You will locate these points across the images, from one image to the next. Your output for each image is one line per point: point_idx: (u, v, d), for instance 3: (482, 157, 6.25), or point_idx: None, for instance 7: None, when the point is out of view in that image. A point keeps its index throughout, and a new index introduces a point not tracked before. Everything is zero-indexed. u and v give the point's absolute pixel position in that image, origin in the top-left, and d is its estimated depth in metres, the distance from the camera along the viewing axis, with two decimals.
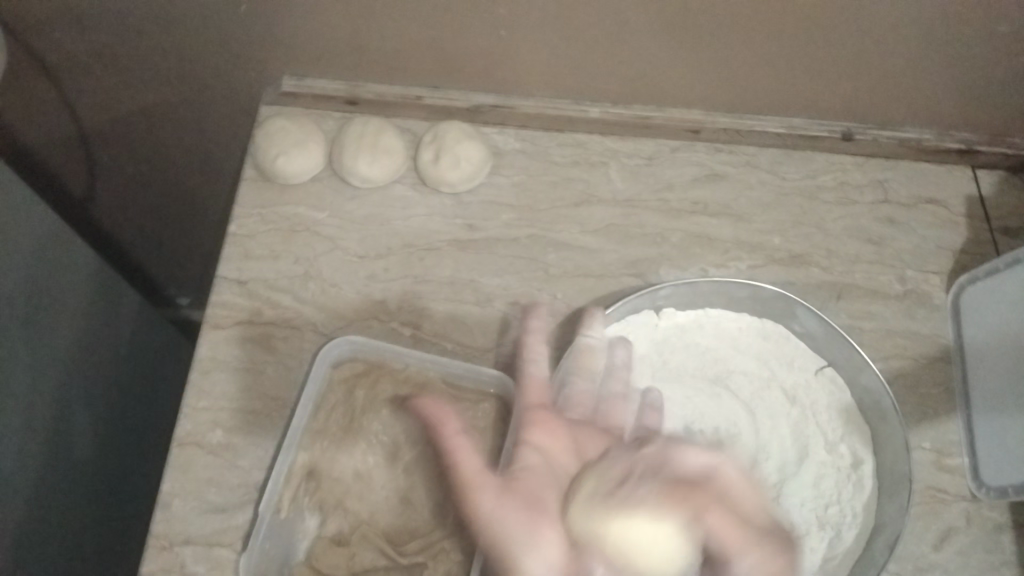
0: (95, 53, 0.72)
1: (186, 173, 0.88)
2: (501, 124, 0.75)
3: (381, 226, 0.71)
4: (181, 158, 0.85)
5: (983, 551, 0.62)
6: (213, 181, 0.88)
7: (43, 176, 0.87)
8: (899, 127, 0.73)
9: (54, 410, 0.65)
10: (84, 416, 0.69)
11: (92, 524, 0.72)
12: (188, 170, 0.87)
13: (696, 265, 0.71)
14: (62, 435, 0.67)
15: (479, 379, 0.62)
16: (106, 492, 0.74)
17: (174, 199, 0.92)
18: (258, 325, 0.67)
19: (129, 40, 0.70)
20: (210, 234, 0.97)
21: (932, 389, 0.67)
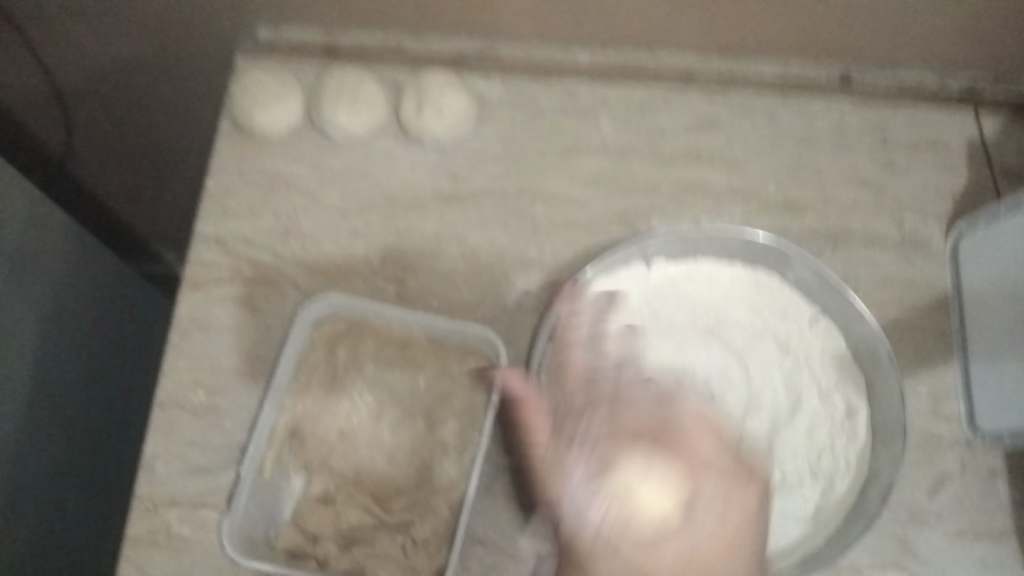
0: (65, 7, 0.70)
1: (166, 130, 0.85)
2: (487, 73, 0.73)
3: (363, 179, 0.69)
4: (160, 114, 0.83)
5: (979, 498, 0.61)
6: (194, 137, 0.86)
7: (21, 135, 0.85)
8: (896, 68, 0.72)
9: (34, 380, 0.63)
10: (62, 385, 0.67)
11: (77, 492, 0.70)
12: (168, 127, 0.85)
13: (687, 214, 0.69)
14: (42, 404, 0.65)
15: (463, 335, 0.61)
16: (92, 458, 0.73)
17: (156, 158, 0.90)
18: (239, 283, 0.65)
19: None
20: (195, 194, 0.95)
21: (929, 336, 0.66)
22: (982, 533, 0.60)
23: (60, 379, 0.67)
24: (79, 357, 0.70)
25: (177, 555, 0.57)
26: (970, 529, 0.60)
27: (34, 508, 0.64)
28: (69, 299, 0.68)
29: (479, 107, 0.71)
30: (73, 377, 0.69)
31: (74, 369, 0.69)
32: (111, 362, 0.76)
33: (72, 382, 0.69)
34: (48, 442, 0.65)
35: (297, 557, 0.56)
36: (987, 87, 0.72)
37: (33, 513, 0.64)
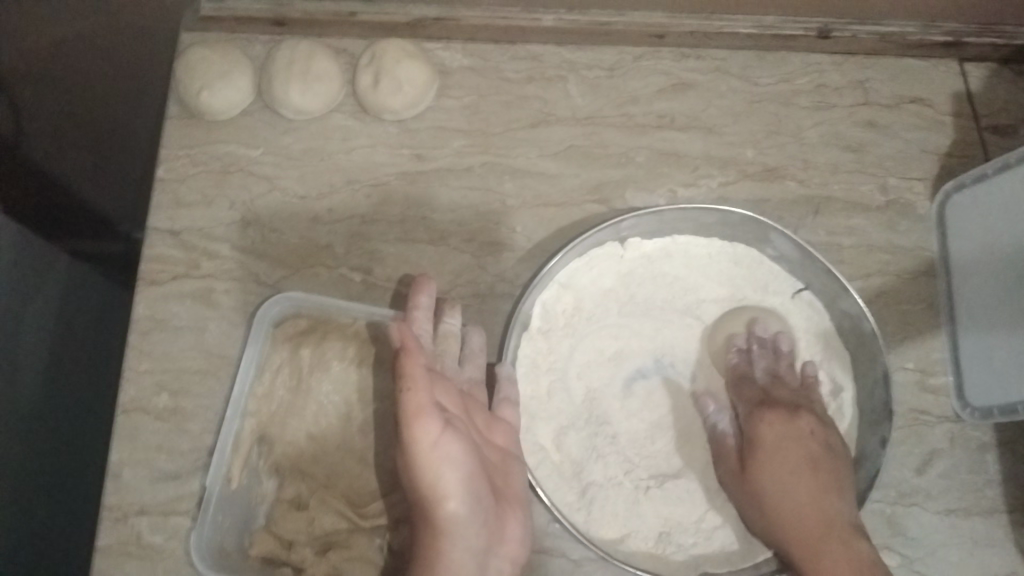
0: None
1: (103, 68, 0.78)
2: (447, 39, 0.69)
3: (321, 161, 0.65)
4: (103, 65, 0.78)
5: (967, 471, 0.60)
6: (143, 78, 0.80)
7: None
8: (880, 21, 0.67)
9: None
10: (13, 400, 0.64)
11: (40, 501, 0.68)
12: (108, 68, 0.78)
13: (664, 185, 0.65)
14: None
15: (438, 317, 0.58)
16: (55, 462, 0.70)
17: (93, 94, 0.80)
18: (196, 278, 0.62)
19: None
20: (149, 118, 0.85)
21: (915, 306, 0.64)
22: (969, 507, 0.59)
23: (8, 394, 0.64)
24: (30, 364, 0.66)
25: (151, 565, 0.56)
26: (958, 504, 0.59)
27: None
28: (17, 309, 0.64)
29: (440, 78, 0.67)
30: (25, 390, 0.66)
31: (24, 381, 0.66)
32: (69, 363, 0.72)
33: (24, 394, 0.66)
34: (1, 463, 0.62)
35: (272, 563, 0.54)
36: (972, 40, 0.67)
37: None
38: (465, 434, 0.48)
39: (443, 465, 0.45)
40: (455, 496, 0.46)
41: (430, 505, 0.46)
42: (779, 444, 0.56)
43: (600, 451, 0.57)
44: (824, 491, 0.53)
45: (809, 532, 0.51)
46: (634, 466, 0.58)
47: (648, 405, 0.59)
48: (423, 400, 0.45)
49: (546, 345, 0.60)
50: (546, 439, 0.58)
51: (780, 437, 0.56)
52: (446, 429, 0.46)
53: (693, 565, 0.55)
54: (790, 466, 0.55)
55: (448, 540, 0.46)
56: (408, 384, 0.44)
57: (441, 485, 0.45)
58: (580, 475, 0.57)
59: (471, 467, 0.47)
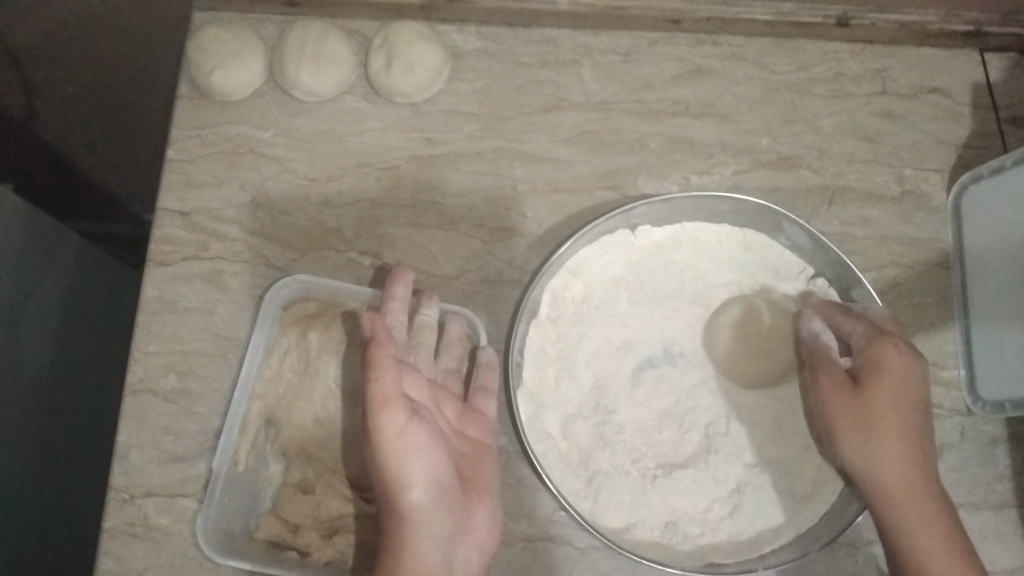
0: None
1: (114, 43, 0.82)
2: (460, 21, 0.68)
3: (332, 143, 0.65)
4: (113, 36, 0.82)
5: (977, 465, 0.59)
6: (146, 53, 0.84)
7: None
8: (900, 9, 0.66)
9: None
10: (20, 378, 0.64)
11: (45, 479, 0.68)
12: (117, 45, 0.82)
13: (676, 173, 0.65)
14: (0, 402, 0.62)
15: (417, 309, 0.58)
16: (61, 441, 0.70)
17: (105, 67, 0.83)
18: (206, 260, 0.62)
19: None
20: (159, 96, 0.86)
21: (929, 299, 0.63)
22: (978, 501, 0.58)
23: (15, 372, 0.64)
24: (37, 343, 0.66)
25: (157, 546, 0.56)
26: (967, 498, 0.58)
27: None
28: (26, 288, 0.64)
29: (452, 61, 0.67)
30: (31, 368, 0.66)
31: (31, 358, 0.66)
32: (77, 342, 0.72)
33: (31, 371, 0.66)
34: (8, 442, 0.62)
35: (278, 546, 0.55)
36: (993, 30, 0.67)
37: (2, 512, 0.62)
38: (432, 424, 0.49)
39: (408, 456, 0.46)
40: (418, 485, 0.46)
41: (393, 494, 0.46)
42: (889, 406, 0.51)
43: (607, 440, 0.57)
44: (923, 458, 0.50)
45: (914, 483, 0.49)
46: (640, 455, 0.58)
47: (656, 393, 0.59)
48: (389, 392, 0.45)
49: (555, 333, 0.59)
50: (553, 427, 0.58)
51: (902, 375, 0.51)
52: (410, 418, 0.46)
53: (698, 556, 0.55)
54: (898, 426, 0.50)
55: (410, 526, 0.46)
56: (374, 373, 0.45)
57: (406, 474, 0.46)
58: (587, 464, 0.57)
59: (435, 457, 0.47)
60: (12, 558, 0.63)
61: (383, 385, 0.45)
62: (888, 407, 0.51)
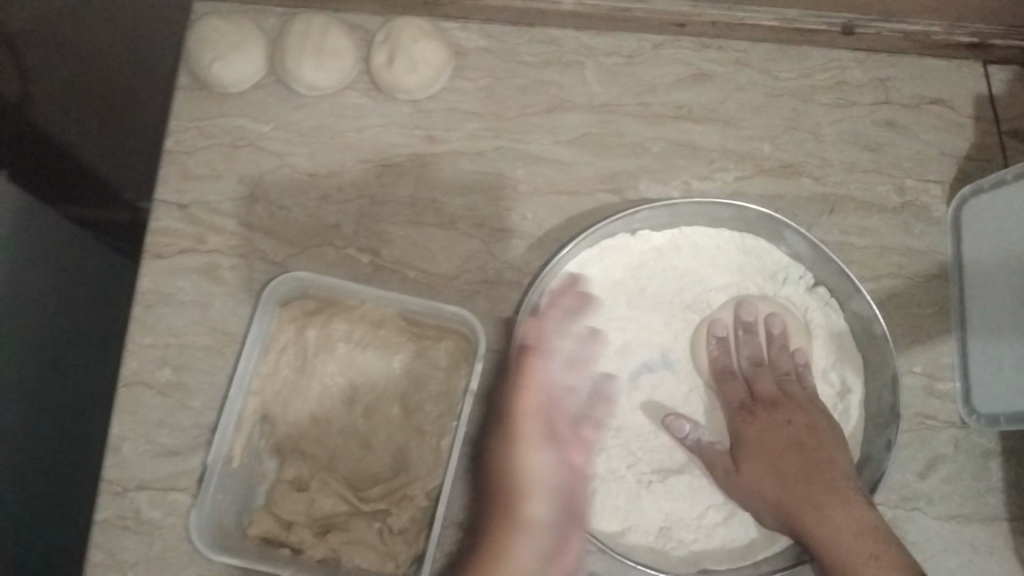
0: None
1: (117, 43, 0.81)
2: (463, 19, 0.68)
3: (333, 138, 0.65)
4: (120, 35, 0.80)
5: (969, 477, 0.59)
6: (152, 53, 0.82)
7: None
8: (905, 18, 0.66)
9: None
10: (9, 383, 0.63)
11: (39, 481, 0.68)
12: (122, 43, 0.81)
13: (678, 177, 0.65)
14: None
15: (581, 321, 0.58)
16: (53, 442, 0.69)
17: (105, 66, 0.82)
18: (203, 253, 0.62)
19: None
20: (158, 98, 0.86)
21: (927, 310, 0.63)
22: (970, 514, 0.59)
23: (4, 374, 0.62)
24: (30, 335, 0.65)
25: (149, 540, 0.56)
26: (959, 511, 0.59)
27: None
28: (21, 276, 0.63)
29: (455, 59, 0.66)
30: (22, 370, 0.65)
31: (19, 361, 0.64)
32: (65, 337, 0.71)
33: (21, 377, 0.65)
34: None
35: (272, 543, 0.54)
36: (997, 42, 0.66)
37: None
38: (569, 444, 0.51)
39: (535, 465, 0.49)
40: (537, 498, 0.48)
41: (513, 502, 0.49)
42: (766, 440, 0.56)
43: (604, 444, 0.57)
44: (813, 465, 0.54)
45: (796, 499, 0.53)
46: (637, 460, 0.57)
47: (653, 399, 0.59)
48: (532, 404, 0.49)
49: None
50: None
51: (761, 435, 0.57)
52: (544, 436, 0.49)
53: (692, 562, 0.55)
54: (773, 454, 0.56)
55: (518, 536, 0.47)
56: (519, 378, 0.49)
57: (526, 483, 0.48)
58: None
59: (553, 474, 0.49)
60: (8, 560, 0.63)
61: (528, 395, 0.49)
62: (748, 457, 0.56)
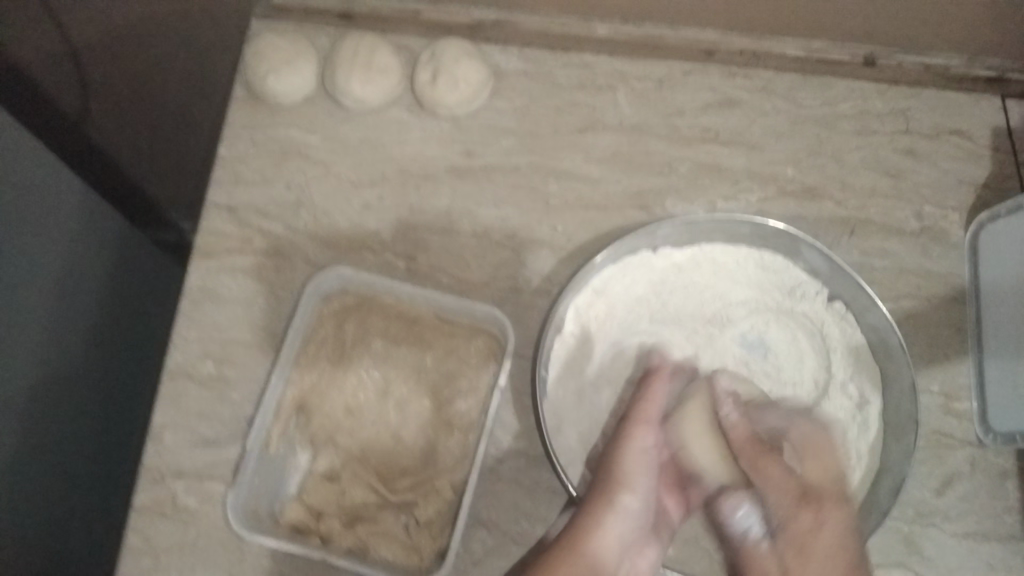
0: (133, 16, 0.77)
1: (184, 81, 0.86)
2: (502, 43, 0.71)
3: (375, 151, 0.68)
4: (184, 72, 0.85)
5: (986, 495, 0.61)
6: (208, 91, 0.87)
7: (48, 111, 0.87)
8: (925, 52, 0.69)
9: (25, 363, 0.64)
10: (57, 368, 0.68)
11: (81, 463, 0.73)
12: (188, 81, 0.86)
13: (703, 197, 0.67)
14: (35, 389, 0.65)
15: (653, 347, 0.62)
16: (95, 431, 0.75)
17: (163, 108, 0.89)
18: (249, 255, 0.65)
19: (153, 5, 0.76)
20: (207, 135, 0.93)
21: (943, 331, 0.65)
22: (987, 532, 0.60)
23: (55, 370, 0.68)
24: (78, 331, 0.71)
25: (185, 524, 0.57)
26: (975, 527, 0.60)
27: (42, 480, 0.67)
28: (70, 274, 0.69)
29: (494, 79, 0.70)
30: (73, 361, 0.71)
31: (70, 356, 0.70)
32: (111, 338, 0.77)
33: (70, 372, 0.70)
34: (47, 438, 0.67)
35: (303, 532, 0.56)
36: (1016, 77, 0.69)
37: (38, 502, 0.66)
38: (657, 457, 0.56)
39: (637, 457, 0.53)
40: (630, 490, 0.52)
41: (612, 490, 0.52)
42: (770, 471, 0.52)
43: None
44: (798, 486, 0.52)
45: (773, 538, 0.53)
46: None
47: None
48: (652, 414, 0.54)
49: (579, 348, 0.61)
50: (576, 441, 0.59)
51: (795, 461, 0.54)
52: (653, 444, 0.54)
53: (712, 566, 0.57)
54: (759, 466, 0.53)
55: (608, 511, 0.51)
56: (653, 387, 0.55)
57: (625, 474, 0.53)
58: None
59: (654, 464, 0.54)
60: (43, 552, 0.68)
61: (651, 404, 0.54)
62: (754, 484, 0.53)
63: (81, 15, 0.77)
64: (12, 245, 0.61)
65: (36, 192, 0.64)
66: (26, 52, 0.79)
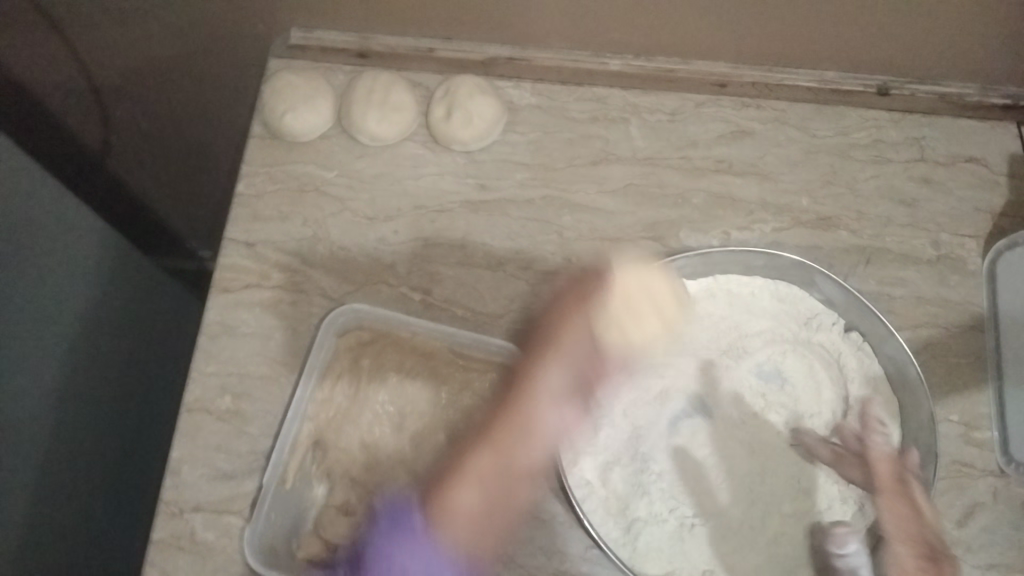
0: (153, 62, 0.79)
1: (201, 123, 0.87)
2: (517, 78, 0.72)
3: (391, 185, 0.69)
4: (199, 117, 0.86)
5: (1011, 527, 0.60)
6: (224, 133, 0.88)
7: (71, 146, 0.89)
8: (940, 81, 0.69)
9: (46, 396, 0.65)
10: (77, 404, 0.69)
11: (100, 498, 0.74)
12: (204, 124, 0.87)
13: (717, 227, 0.67)
14: (56, 425, 0.66)
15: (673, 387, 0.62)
16: (115, 467, 0.76)
17: (182, 146, 0.91)
18: (266, 289, 0.66)
19: (174, 58, 0.78)
20: (225, 175, 0.95)
21: (962, 360, 0.64)
22: (1013, 565, 0.59)
23: (74, 405, 0.69)
24: (98, 367, 0.72)
25: (202, 560, 0.57)
26: (1000, 560, 0.59)
27: (61, 516, 0.67)
28: (92, 312, 0.70)
29: (508, 114, 0.71)
30: (94, 397, 0.72)
31: (92, 393, 0.71)
32: (130, 373, 0.78)
33: (90, 408, 0.71)
34: (66, 472, 0.68)
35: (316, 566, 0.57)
36: None
37: (56, 536, 0.67)
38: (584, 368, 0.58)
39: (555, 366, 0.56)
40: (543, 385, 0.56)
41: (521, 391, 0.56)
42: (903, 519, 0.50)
43: (645, 488, 0.58)
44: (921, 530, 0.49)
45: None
46: (680, 504, 0.59)
47: (694, 442, 0.60)
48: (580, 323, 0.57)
49: None
50: (592, 474, 0.59)
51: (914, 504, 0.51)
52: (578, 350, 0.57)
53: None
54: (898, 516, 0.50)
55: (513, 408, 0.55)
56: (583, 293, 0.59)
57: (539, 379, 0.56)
58: (626, 511, 0.58)
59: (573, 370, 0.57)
60: None
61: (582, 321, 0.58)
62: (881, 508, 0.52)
63: (103, 62, 0.79)
64: (35, 282, 0.63)
65: (58, 231, 0.65)
66: (49, 90, 0.82)
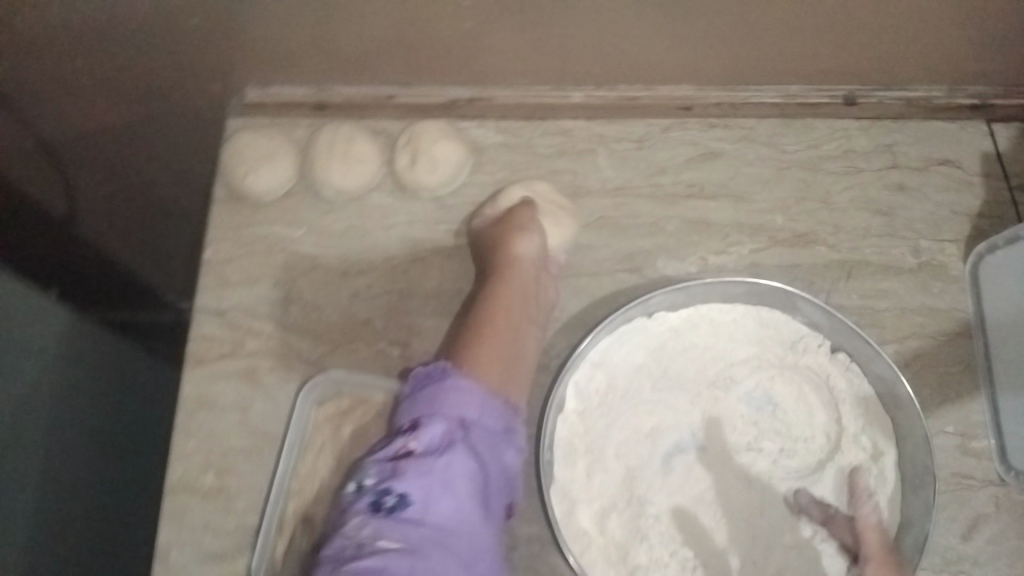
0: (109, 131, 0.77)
1: (166, 183, 0.86)
2: (480, 117, 0.71)
3: (361, 239, 0.68)
4: (164, 176, 0.85)
5: (1014, 535, 0.59)
6: (189, 189, 0.87)
7: None
8: (906, 86, 0.68)
9: (12, 485, 0.63)
10: (54, 489, 0.68)
11: None
12: (169, 183, 0.86)
13: (694, 254, 0.67)
14: (34, 515, 0.65)
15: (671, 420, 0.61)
16: (102, 545, 0.75)
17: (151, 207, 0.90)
18: (241, 358, 0.64)
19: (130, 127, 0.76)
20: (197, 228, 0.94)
21: (952, 368, 0.63)
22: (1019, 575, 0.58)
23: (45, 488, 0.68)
24: (74, 449, 0.71)
25: None
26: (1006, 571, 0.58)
27: None
28: (61, 395, 0.70)
29: (474, 155, 0.70)
30: (72, 479, 0.71)
31: (69, 475, 0.70)
32: (109, 448, 0.77)
33: (69, 490, 0.70)
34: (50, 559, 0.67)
35: None
36: (999, 103, 0.69)
37: None
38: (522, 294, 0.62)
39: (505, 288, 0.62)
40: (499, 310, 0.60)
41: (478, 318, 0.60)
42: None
43: (645, 532, 0.58)
44: None
45: None
46: (681, 545, 0.58)
47: (690, 478, 0.59)
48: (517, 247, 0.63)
49: (583, 426, 0.60)
50: (589, 523, 0.58)
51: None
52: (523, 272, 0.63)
53: None
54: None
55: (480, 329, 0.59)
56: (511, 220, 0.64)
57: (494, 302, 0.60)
58: (627, 558, 0.57)
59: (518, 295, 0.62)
60: None
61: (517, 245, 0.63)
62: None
63: (63, 138, 0.77)
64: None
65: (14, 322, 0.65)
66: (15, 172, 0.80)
